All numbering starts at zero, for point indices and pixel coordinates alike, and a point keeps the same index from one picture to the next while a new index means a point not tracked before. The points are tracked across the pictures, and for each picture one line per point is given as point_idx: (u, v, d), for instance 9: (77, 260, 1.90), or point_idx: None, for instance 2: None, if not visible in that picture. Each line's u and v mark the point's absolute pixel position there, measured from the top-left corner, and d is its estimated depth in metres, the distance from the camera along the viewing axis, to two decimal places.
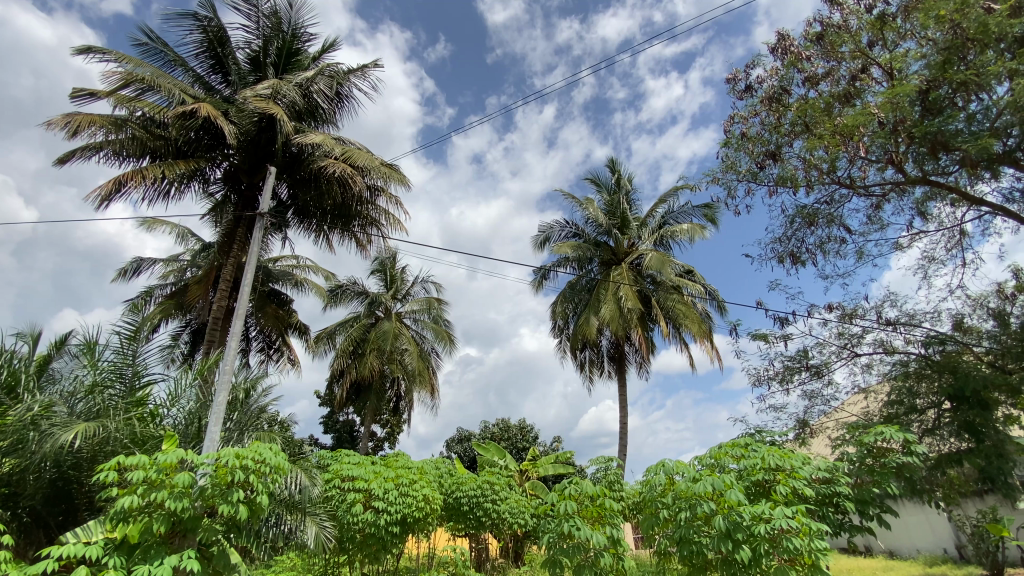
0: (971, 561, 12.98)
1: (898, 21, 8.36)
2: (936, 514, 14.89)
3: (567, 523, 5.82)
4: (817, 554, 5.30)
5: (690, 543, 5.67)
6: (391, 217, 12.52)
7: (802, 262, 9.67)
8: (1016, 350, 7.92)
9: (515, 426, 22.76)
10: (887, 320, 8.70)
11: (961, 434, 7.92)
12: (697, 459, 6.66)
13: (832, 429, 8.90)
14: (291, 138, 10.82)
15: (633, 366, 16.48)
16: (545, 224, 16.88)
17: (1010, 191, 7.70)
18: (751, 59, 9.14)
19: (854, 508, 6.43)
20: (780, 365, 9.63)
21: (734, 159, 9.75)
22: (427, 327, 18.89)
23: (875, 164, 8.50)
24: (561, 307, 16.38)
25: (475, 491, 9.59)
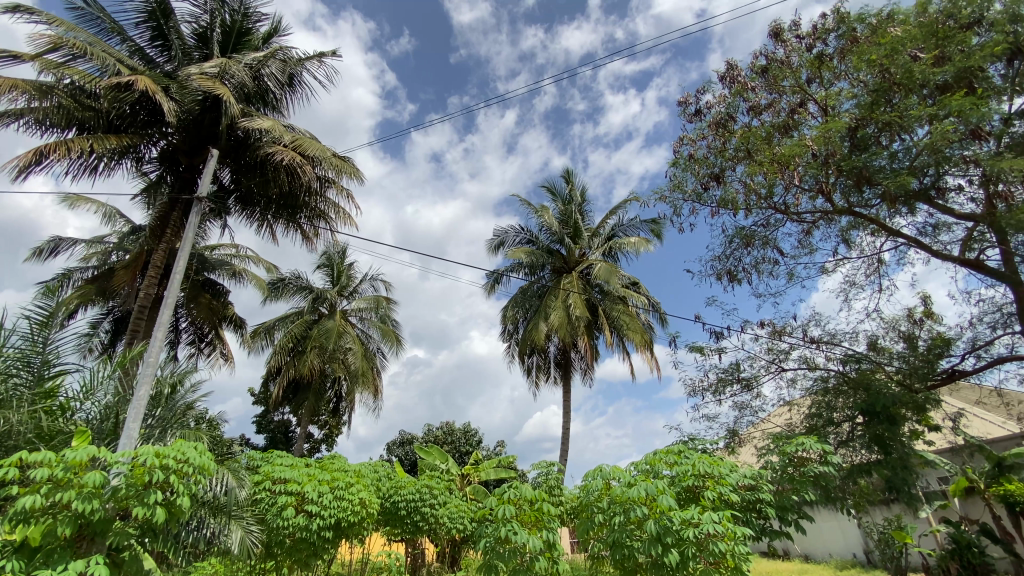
0: (877, 565, 14.07)
1: (834, 61, 9.03)
2: (848, 522, 16.04)
3: (504, 527, 5.81)
4: (739, 557, 5.51)
5: (622, 546, 5.81)
6: (340, 211, 12.12)
7: (738, 280, 10.21)
8: (922, 371, 8.80)
9: (459, 430, 22.58)
10: (812, 338, 9.34)
11: (871, 446, 8.54)
12: (634, 465, 6.83)
13: (759, 439, 9.42)
14: (237, 121, 10.27)
15: (578, 373, 16.76)
16: (500, 229, 16.96)
17: (923, 226, 8.47)
18: (702, 85, 9.64)
19: (774, 513, 6.82)
20: (714, 378, 10.10)
21: (680, 179, 10.18)
22: (373, 326, 18.42)
23: (807, 193, 9.11)
24: (511, 311, 16.45)
25: (413, 495, 9.35)
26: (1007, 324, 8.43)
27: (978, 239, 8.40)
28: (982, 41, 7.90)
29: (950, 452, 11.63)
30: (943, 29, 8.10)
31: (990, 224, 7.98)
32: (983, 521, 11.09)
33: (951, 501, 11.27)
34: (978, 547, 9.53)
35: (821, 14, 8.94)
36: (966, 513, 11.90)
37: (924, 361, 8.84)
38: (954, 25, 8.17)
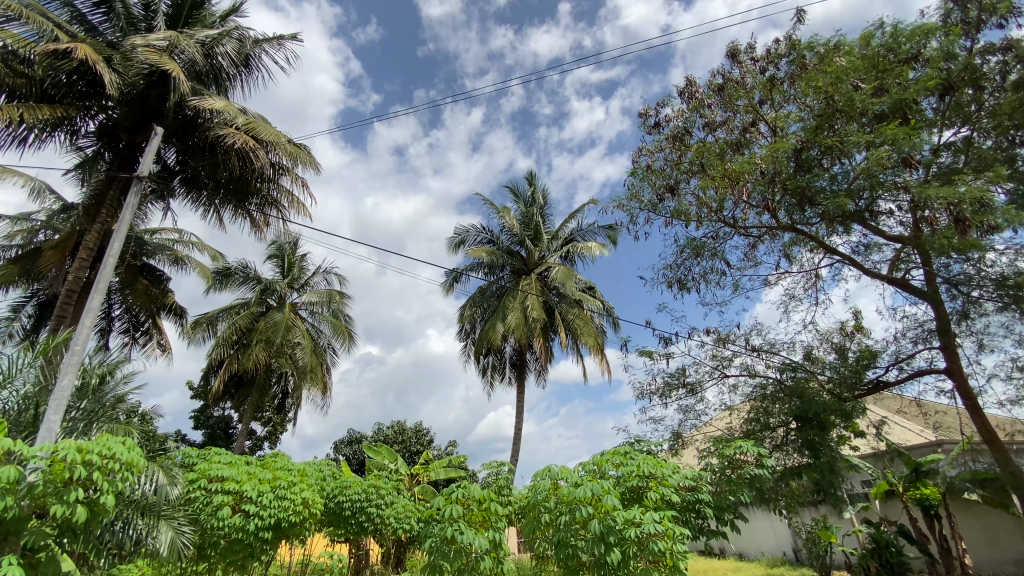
0: (805, 563, 14.94)
1: (784, 85, 9.52)
2: (779, 522, 16.92)
3: (450, 527, 5.70)
4: (677, 556, 5.69)
5: (567, 546, 5.89)
6: (294, 200, 11.66)
7: (687, 289, 10.60)
8: (850, 380, 9.43)
9: (410, 430, 22.26)
10: (753, 346, 9.81)
11: (803, 449, 9.08)
12: (581, 465, 6.95)
13: (700, 441, 9.79)
14: (186, 99, 9.72)
15: (532, 374, 16.88)
16: (461, 227, 16.88)
17: (857, 245, 9.07)
18: (662, 99, 9.98)
19: (712, 513, 7.06)
20: (661, 382, 10.44)
21: (638, 189, 10.48)
22: (324, 321, 17.85)
23: (755, 209, 9.59)
24: (469, 311, 16.37)
25: (360, 496, 9.11)
26: (926, 339, 9.17)
27: (905, 260, 9.08)
28: (916, 77, 8.57)
29: (872, 457, 12.53)
30: (883, 63, 8.78)
31: (916, 247, 8.65)
32: (899, 521, 11.99)
33: (872, 503, 12.12)
34: (896, 546, 10.31)
35: (775, 39, 9.43)
36: (886, 514, 12.85)
37: (853, 372, 9.48)
38: (893, 59, 8.83)
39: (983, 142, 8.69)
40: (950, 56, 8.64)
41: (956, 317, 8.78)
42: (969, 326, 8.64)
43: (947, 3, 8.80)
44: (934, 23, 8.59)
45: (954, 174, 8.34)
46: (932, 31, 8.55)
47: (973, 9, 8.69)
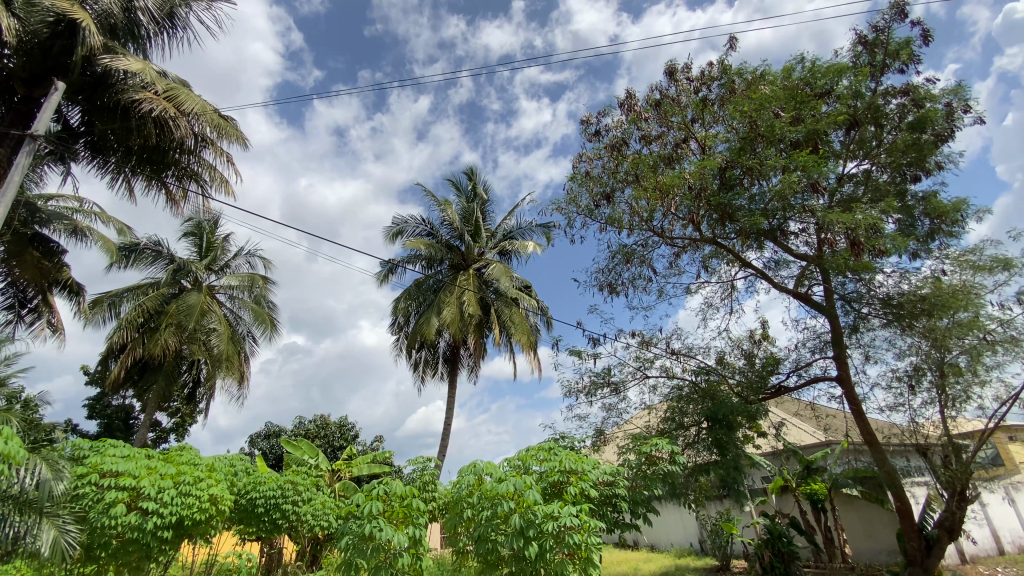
0: (708, 553, 16.08)
1: (715, 106, 10.16)
2: (689, 516, 18.02)
3: (369, 524, 5.52)
4: (591, 548, 5.93)
5: (486, 540, 5.98)
6: (216, 176, 10.87)
7: (617, 293, 11.05)
8: (756, 385, 10.25)
9: (334, 424, 21.51)
10: (673, 349, 10.41)
11: (712, 448, 9.81)
12: (506, 461, 7.08)
13: (620, 438, 10.28)
14: (97, 56, 8.80)
15: (465, 370, 16.86)
16: (400, 218, 16.55)
17: (768, 261, 9.89)
18: (603, 108, 10.37)
19: (627, 507, 7.40)
20: (588, 381, 10.83)
21: (576, 194, 10.84)
22: (245, 308, 16.80)
23: (681, 221, 10.18)
24: (403, 304, 16.06)
25: (274, 492, 8.67)
26: (822, 349, 10.15)
27: (809, 276, 10.00)
28: (828, 111, 9.47)
29: (772, 455, 13.71)
30: (801, 94, 9.58)
31: (818, 266, 9.56)
32: (792, 514, 13.20)
33: (769, 498, 13.26)
34: (786, 537, 11.34)
35: (709, 62, 10.06)
36: (781, 507, 14.11)
37: (758, 376, 10.32)
38: (810, 92, 9.69)
39: (880, 176, 9.76)
40: (856, 95, 9.63)
41: (847, 330, 9.82)
42: (857, 338, 9.70)
43: (858, 46, 9.76)
44: (846, 64, 9.51)
45: (853, 202, 9.30)
46: (844, 71, 9.48)
47: (880, 53, 9.70)
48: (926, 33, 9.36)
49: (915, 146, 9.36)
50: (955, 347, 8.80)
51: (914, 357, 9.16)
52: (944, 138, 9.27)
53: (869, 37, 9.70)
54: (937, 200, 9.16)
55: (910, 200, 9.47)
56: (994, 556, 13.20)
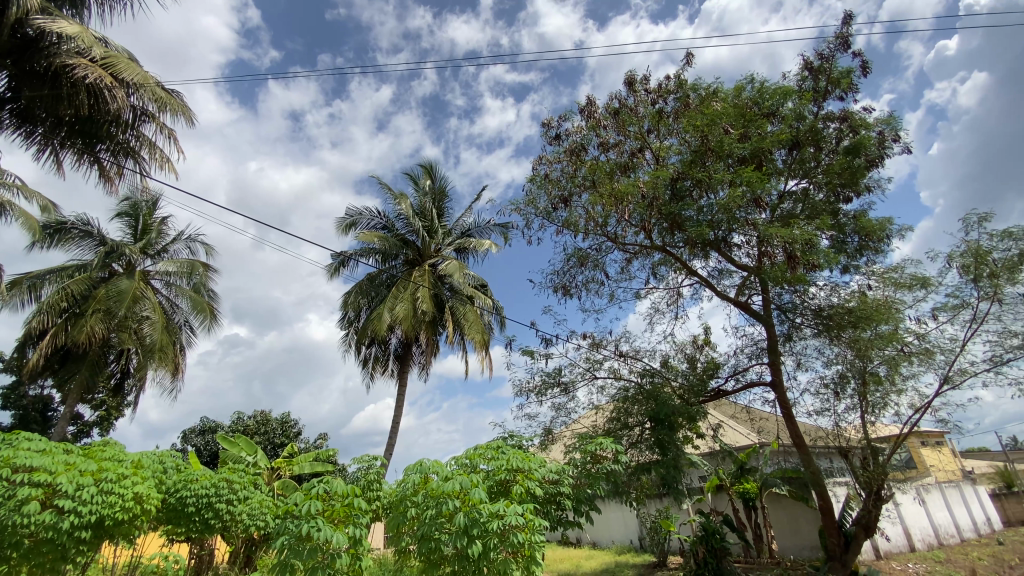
0: (646, 550, 16.64)
1: (670, 119, 10.52)
2: (630, 513, 18.57)
3: (307, 524, 5.36)
4: (534, 546, 6.00)
5: (430, 540, 5.93)
6: (156, 154, 10.24)
7: (570, 295, 11.23)
8: (697, 387, 10.70)
9: (275, 420, 20.73)
10: (621, 352, 10.70)
11: (654, 447, 10.18)
12: (453, 459, 7.04)
13: (567, 437, 10.48)
14: (27, 15, 8.11)
15: (416, 367, 16.65)
16: (354, 209, 16.17)
17: (713, 270, 10.34)
18: (564, 113, 10.55)
19: (570, 506, 7.53)
20: (539, 380, 10.95)
21: (534, 196, 10.95)
22: (183, 295, 15.89)
23: (634, 228, 10.49)
24: (354, 298, 15.68)
25: (206, 490, 8.23)
26: (759, 355, 10.71)
27: (749, 286, 10.53)
28: (773, 130, 10.02)
29: (709, 455, 14.36)
30: (749, 113, 10.06)
31: (758, 276, 10.07)
32: (725, 512, 13.86)
33: (705, 496, 13.88)
34: (720, 533, 11.87)
35: (666, 76, 10.41)
36: (715, 506, 14.79)
37: (699, 379, 10.76)
38: (758, 111, 10.19)
39: (817, 195, 10.41)
40: (799, 117, 10.22)
41: (782, 338, 10.41)
42: (791, 346, 10.30)
43: (804, 71, 10.36)
44: (792, 87, 10.07)
45: (791, 218, 9.88)
46: (789, 93, 10.03)
47: (823, 80, 10.33)
48: (864, 63, 10.05)
49: (848, 169, 10.06)
50: (876, 356, 9.50)
51: (840, 365, 9.83)
52: (875, 163, 9.99)
53: (815, 64, 10.32)
54: (866, 219, 9.84)
55: (843, 218, 10.15)
56: (903, 551, 14.36)
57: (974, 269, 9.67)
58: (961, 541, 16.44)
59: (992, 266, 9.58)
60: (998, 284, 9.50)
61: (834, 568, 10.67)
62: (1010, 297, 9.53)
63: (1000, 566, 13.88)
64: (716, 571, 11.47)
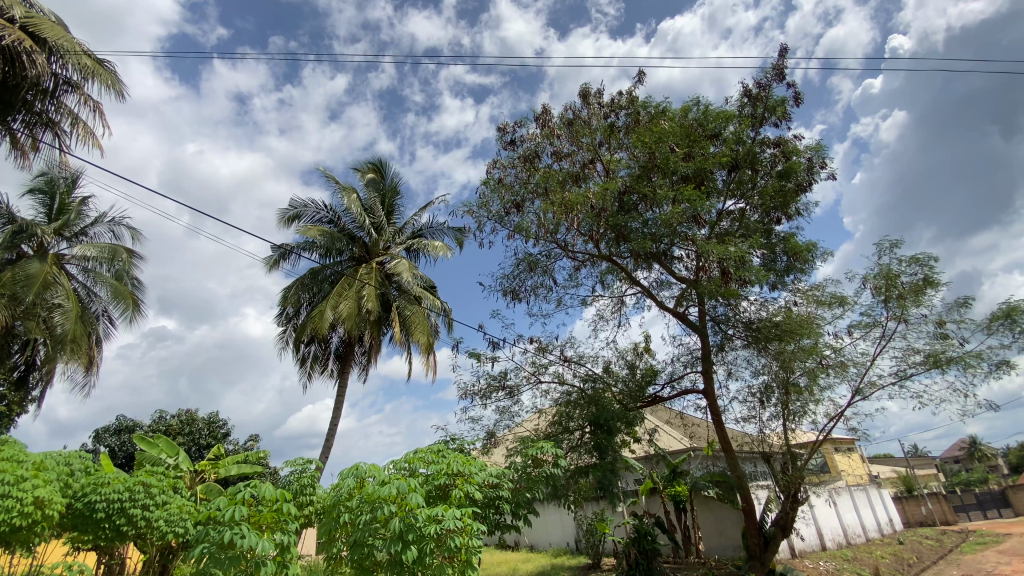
0: (582, 552, 16.98)
1: (620, 134, 10.90)
2: (568, 517, 18.86)
3: (230, 530, 5.09)
4: (471, 550, 5.99)
5: (363, 545, 5.78)
6: (79, 126, 9.45)
7: (519, 300, 11.34)
8: (635, 393, 11.07)
9: (201, 420, 19.58)
10: (566, 357, 10.92)
11: (592, 451, 10.43)
12: (391, 463, 6.89)
13: (509, 441, 10.55)
14: None
15: (357, 367, 16.20)
16: (298, 201, 15.63)
17: (654, 281, 10.75)
18: (519, 119, 10.72)
19: (508, 509, 7.56)
20: (483, 383, 10.97)
21: (487, 199, 10.98)
22: (102, 283, 14.62)
23: (582, 237, 10.74)
24: (295, 293, 15.10)
25: (119, 495, 7.60)
26: (694, 364, 11.22)
27: (687, 298, 11.02)
28: (715, 151, 10.56)
29: (645, 459, 14.90)
30: (694, 133, 10.55)
31: (695, 289, 10.57)
32: (657, 514, 14.40)
33: (639, 499, 14.37)
34: (651, 535, 12.29)
35: (619, 92, 10.78)
36: (648, 508, 15.35)
37: (638, 385, 11.14)
38: (702, 132, 10.70)
39: (751, 215, 11.08)
40: (739, 140, 10.83)
41: (715, 348, 10.97)
42: (723, 356, 10.88)
43: (744, 97, 11.00)
44: (733, 112, 10.66)
45: (727, 235, 10.46)
46: (730, 118, 10.61)
47: (761, 107, 11.00)
48: (797, 95, 10.81)
49: (780, 193, 10.76)
50: (798, 368, 10.18)
51: (766, 376, 10.47)
52: (804, 188, 10.73)
53: (754, 92, 10.98)
54: (794, 240, 10.55)
55: (774, 238, 10.84)
56: (816, 550, 15.41)
57: (885, 290, 10.58)
58: (867, 540, 17.86)
59: (900, 289, 10.52)
60: (904, 305, 10.46)
61: (754, 566, 11.28)
62: (915, 318, 10.51)
63: (899, 564, 15.17)
64: (646, 572, 11.87)
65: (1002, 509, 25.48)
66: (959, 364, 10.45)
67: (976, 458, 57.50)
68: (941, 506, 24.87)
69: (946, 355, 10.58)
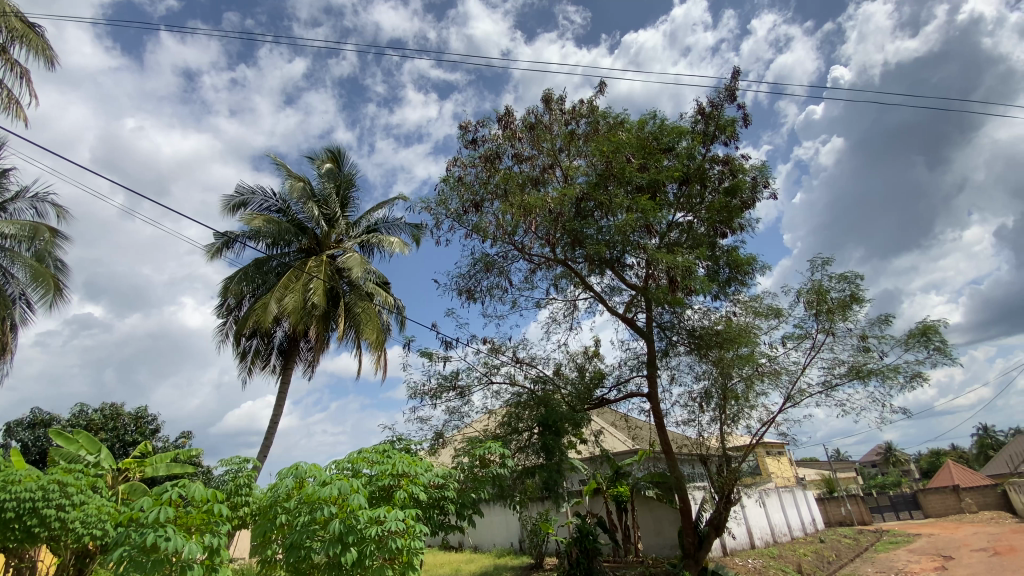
0: (525, 552, 17.14)
1: (580, 141, 11.13)
2: (512, 517, 18.98)
3: (153, 533, 4.82)
4: (412, 552, 5.92)
5: (300, 547, 5.62)
6: None
7: (474, 299, 11.34)
8: (583, 396, 11.30)
9: (128, 415, 18.39)
10: (518, 358, 11.01)
11: (539, 452, 10.57)
12: (333, 463, 6.71)
13: (458, 441, 10.55)
14: None
15: (302, 363, 15.69)
16: (245, 188, 14.99)
17: (606, 287, 11.02)
18: (481, 119, 10.74)
19: (453, 510, 7.52)
20: (434, 383, 10.89)
21: (446, 197, 10.92)
22: (19, 263, 13.46)
23: (539, 240, 10.89)
24: (237, 284, 14.46)
25: (30, 494, 7.03)
26: (640, 368, 11.58)
27: (636, 304, 11.37)
28: (668, 165, 10.94)
29: (590, 460, 15.25)
30: (649, 146, 10.92)
31: (644, 296, 10.93)
32: (599, 514, 14.76)
33: (583, 499, 14.67)
34: (592, 535, 12.54)
35: (580, 100, 11.01)
36: (591, 508, 15.69)
37: (586, 388, 11.36)
38: (657, 146, 11.07)
39: (699, 228, 11.56)
40: (690, 155, 11.27)
41: (660, 354, 11.37)
42: (667, 361, 11.30)
43: (698, 114, 11.44)
44: (686, 128, 11.07)
45: (676, 246, 10.88)
46: (683, 133, 11.01)
47: (713, 125, 11.48)
48: (746, 116, 11.38)
49: (726, 208, 11.29)
50: (736, 374, 10.70)
51: (706, 381, 10.96)
52: (748, 205, 11.30)
53: (706, 110, 11.45)
54: (737, 253, 11.09)
55: (719, 251, 11.34)
56: (746, 549, 16.21)
57: (816, 304, 11.31)
58: (792, 539, 18.95)
59: (830, 304, 11.26)
60: (832, 319, 11.22)
61: (688, 564, 11.72)
62: (841, 331, 11.28)
63: (819, 562, 16.18)
64: (586, 571, 12.12)
65: (912, 510, 27.65)
66: (878, 376, 11.30)
67: (891, 462, 62.28)
68: (858, 507, 26.73)
69: (867, 367, 11.41)
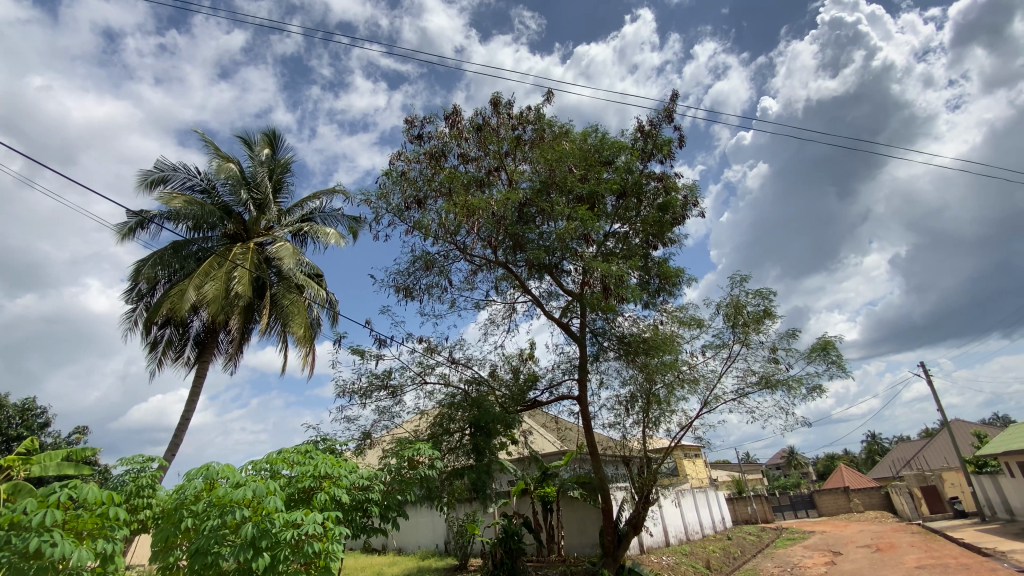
0: (450, 553, 17.06)
1: (525, 147, 11.37)
2: (438, 518, 18.86)
3: (37, 538, 4.40)
4: (330, 556, 5.77)
5: (206, 553, 5.31)
6: None
7: (411, 297, 11.21)
8: (516, 398, 11.43)
9: (12, 407, 16.58)
10: (454, 358, 11.01)
11: (469, 453, 10.61)
12: (250, 464, 6.40)
13: (386, 442, 10.38)
14: None
15: (222, 356, 14.79)
16: (165, 163, 13.96)
17: (543, 291, 11.25)
18: (429, 115, 10.66)
19: (377, 512, 7.36)
20: (364, 381, 10.66)
21: (388, 190, 10.73)
22: None
23: (480, 241, 10.94)
24: (150, 268, 13.39)
25: None
26: (572, 371, 11.91)
27: (571, 310, 11.69)
28: (608, 178, 11.34)
29: (519, 461, 15.49)
30: (591, 158, 11.28)
31: (579, 302, 11.27)
32: (525, 514, 15.02)
33: (509, 500, 14.86)
34: (517, 535, 12.71)
35: (528, 107, 11.21)
36: (518, 508, 15.92)
37: (519, 390, 11.51)
38: (598, 158, 11.43)
39: (634, 239, 12.08)
40: (628, 170, 11.74)
41: (591, 358, 11.75)
42: (597, 365, 11.70)
43: (637, 132, 11.97)
44: (626, 143, 11.49)
45: (611, 255, 11.31)
46: (623, 148, 11.45)
47: (650, 143, 12.02)
48: (681, 137, 12.04)
49: (658, 223, 11.88)
50: (659, 380, 11.24)
51: (632, 386, 11.46)
52: (678, 221, 11.95)
53: (646, 128, 11.99)
54: (667, 265, 11.68)
55: (651, 262, 11.89)
56: (661, 546, 17.04)
57: (734, 317, 12.13)
58: (703, 537, 20.18)
59: (746, 317, 12.12)
60: (748, 331, 12.08)
61: (607, 563, 12.13)
62: (754, 343, 12.18)
63: (726, 557, 17.32)
64: (509, 571, 12.29)
65: (809, 510, 30.27)
66: (784, 386, 12.30)
67: (793, 464, 67.90)
68: (763, 506, 28.91)
69: (775, 377, 12.39)
